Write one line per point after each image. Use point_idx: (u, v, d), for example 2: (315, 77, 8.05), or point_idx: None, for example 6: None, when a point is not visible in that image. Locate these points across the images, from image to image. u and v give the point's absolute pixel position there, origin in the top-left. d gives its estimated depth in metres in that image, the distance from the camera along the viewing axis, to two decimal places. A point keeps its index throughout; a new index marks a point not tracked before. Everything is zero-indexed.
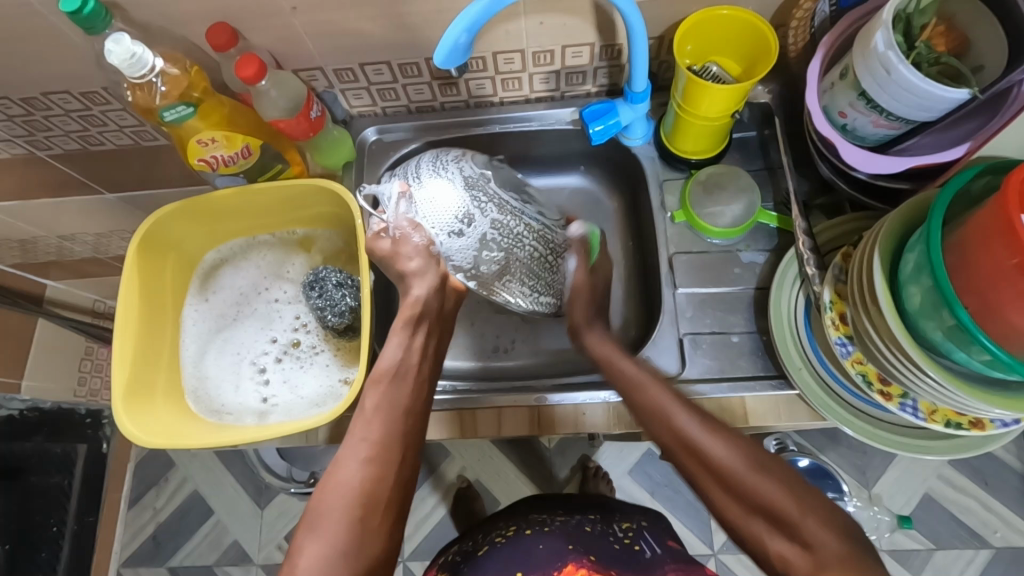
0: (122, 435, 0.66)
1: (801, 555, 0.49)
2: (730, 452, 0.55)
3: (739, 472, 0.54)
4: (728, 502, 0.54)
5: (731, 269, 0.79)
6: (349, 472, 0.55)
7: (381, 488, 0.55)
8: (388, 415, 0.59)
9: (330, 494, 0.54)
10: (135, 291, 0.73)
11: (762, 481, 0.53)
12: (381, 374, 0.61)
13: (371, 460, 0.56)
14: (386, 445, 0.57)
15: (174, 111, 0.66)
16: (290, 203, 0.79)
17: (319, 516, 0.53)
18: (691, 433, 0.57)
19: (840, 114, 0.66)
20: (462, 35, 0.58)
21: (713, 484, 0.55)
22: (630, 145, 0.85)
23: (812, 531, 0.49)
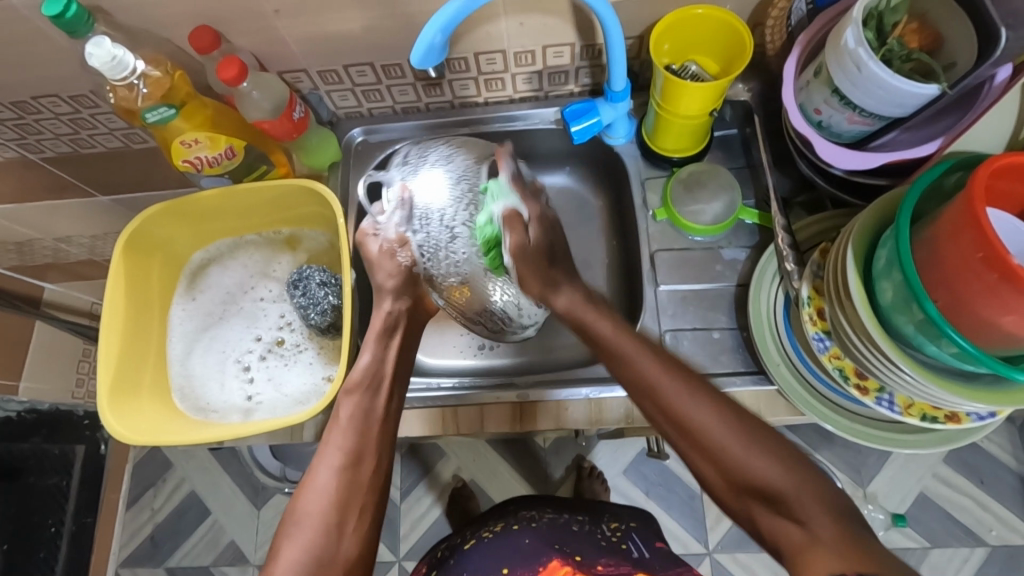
0: (106, 431, 0.67)
1: (797, 532, 0.50)
2: (717, 417, 0.55)
3: (724, 438, 0.54)
4: (723, 481, 0.54)
5: (713, 267, 0.79)
6: (324, 482, 0.57)
7: (352, 493, 0.58)
8: (359, 426, 0.60)
9: (308, 499, 0.57)
10: (120, 290, 0.74)
11: (749, 450, 0.53)
12: (356, 384, 0.62)
13: (343, 468, 0.58)
14: (359, 453, 0.59)
15: (157, 112, 0.67)
16: (275, 204, 0.80)
17: (295, 525, 0.56)
18: (665, 395, 0.57)
19: (815, 111, 0.67)
20: (436, 36, 0.59)
21: (701, 455, 0.55)
22: (613, 144, 0.85)
23: (806, 509, 0.50)
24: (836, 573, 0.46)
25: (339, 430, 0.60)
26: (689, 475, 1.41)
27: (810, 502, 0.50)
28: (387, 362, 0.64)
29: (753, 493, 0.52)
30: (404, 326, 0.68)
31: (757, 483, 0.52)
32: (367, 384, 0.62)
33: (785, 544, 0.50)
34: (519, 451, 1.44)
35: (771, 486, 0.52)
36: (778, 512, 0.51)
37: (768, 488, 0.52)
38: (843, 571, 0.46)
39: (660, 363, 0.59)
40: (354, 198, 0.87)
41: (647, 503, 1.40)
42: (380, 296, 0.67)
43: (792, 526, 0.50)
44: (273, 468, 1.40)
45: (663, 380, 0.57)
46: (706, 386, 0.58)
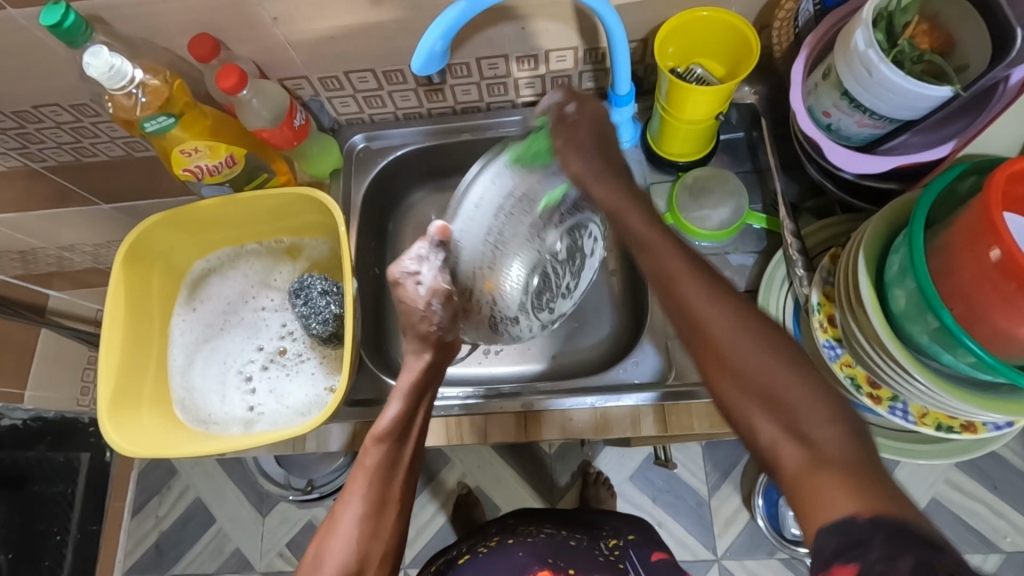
0: (105, 444, 0.66)
1: (799, 451, 0.43)
2: (738, 324, 0.49)
3: (748, 355, 0.47)
4: (730, 383, 0.47)
5: (721, 273, 0.78)
6: (346, 530, 0.56)
7: (374, 545, 0.57)
8: (385, 477, 0.59)
9: (329, 548, 0.56)
10: (121, 301, 0.73)
11: (776, 365, 0.46)
12: (385, 433, 0.60)
13: (366, 518, 0.57)
14: (382, 501, 0.58)
15: (156, 121, 0.66)
16: (276, 212, 0.79)
17: (313, 574, 0.55)
18: (686, 293, 0.50)
19: (824, 114, 0.65)
20: (438, 42, 0.58)
21: (719, 371, 0.48)
22: (619, 149, 0.82)
23: (816, 426, 0.43)
24: (852, 505, 0.39)
25: (364, 479, 0.58)
26: (696, 481, 1.40)
27: (821, 410, 0.44)
28: (416, 414, 0.62)
29: (761, 393, 0.46)
30: (432, 382, 0.65)
31: (768, 387, 0.46)
32: (395, 437, 0.60)
33: (782, 468, 0.44)
34: (524, 457, 1.43)
35: (776, 390, 0.45)
36: (773, 412, 0.45)
37: (767, 390, 0.46)
38: (857, 507, 0.39)
39: (704, 290, 0.50)
40: (356, 205, 0.86)
41: (654, 510, 1.39)
42: (420, 346, 0.63)
43: (794, 444, 0.43)
44: (278, 476, 1.38)
45: (706, 309, 0.49)
46: (733, 291, 0.51)
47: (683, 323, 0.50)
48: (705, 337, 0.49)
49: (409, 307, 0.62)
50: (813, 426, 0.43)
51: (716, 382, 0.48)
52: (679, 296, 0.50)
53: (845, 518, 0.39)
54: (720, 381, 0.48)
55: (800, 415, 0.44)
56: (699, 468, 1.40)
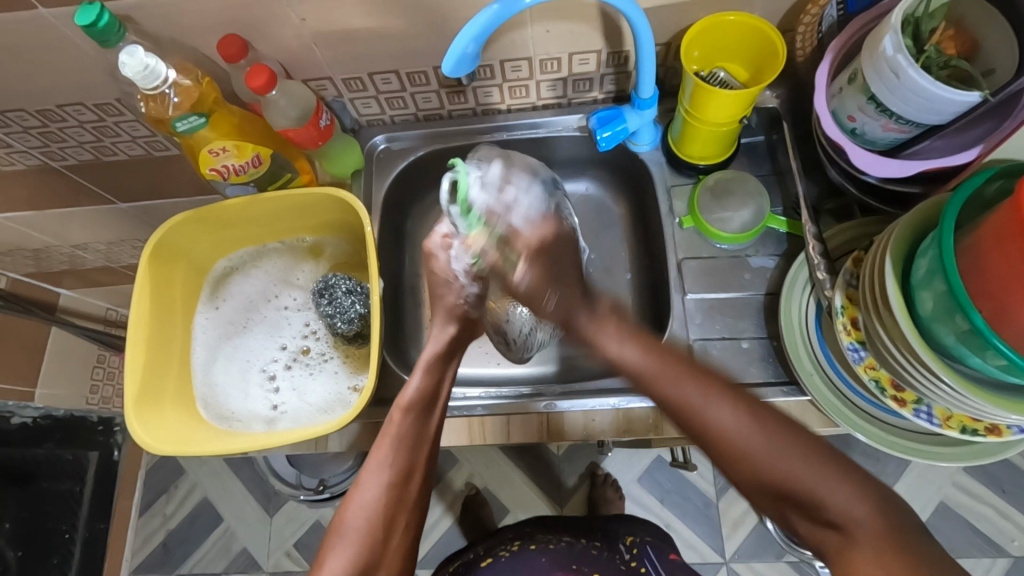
0: (132, 441, 0.66)
1: (833, 536, 0.47)
2: (742, 423, 0.50)
3: (765, 461, 0.49)
4: (750, 481, 0.50)
5: (741, 275, 0.78)
6: (370, 496, 0.56)
7: (398, 510, 0.57)
8: (411, 445, 0.58)
9: (353, 512, 0.56)
10: (147, 299, 0.73)
11: (805, 471, 0.48)
12: (411, 403, 0.60)
13: (393, 486, 0.57)
14: (407, 472, 0.58)
15: (187, 121, 0.66)
16: (300, 212, 0.79)
17: (339, 537, 0.55)
18: (692, 405, 0.51)
19: (849, 118, 0.66)
20: (469, 45, 0.58)
21: (739, 469, 0.50)
22: (637, 151, 0.85)
23: (845, 514, 0.47)
24: None
25: (388, 444, 0.58)
26: (705, 483, 1.40)
27: (845, 491, 0.47)
28: (441, 382, 0.63)
29: (790, 501, 0.49)
30: (457, 355, 0.66)
31: (793, 492, 0.48)
32: (420, 406, 0.60)
33: (822, 547, 0.48)
34: (533, 459, 1.44)
35: (811, 497, 0.48)
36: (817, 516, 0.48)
37: (797, 488, 0.48)
38: None
39: (699, 386, 0.52)
40: (376, 206, 0.87)
41: (662, 511, 1.39)
42: (445, 319, 0.67)
43: (828, 531, 0.47)
44: (289, 476, 1.38)
45: (687, 385, 0.51)
46: (733, 387, 0.52)
47: (694, 431, 0.51)
48: (718, 444, 0.51)
49: (439, 276, 0.68)
50: (840, 512, 0.47)
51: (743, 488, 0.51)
52: (693, 412, 0.51)
53: None
54: (739, 475, 0.51)
55: (829, 507, 0.47)
56: (709, 470, 1.41)
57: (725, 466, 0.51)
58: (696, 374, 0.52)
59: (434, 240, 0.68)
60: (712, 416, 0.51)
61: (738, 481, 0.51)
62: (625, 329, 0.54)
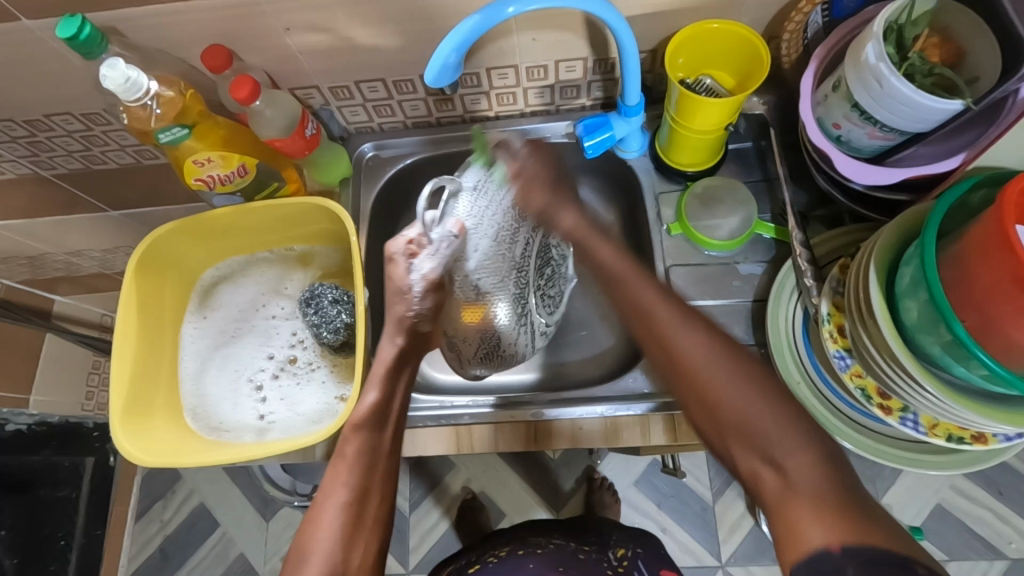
0: (119, 453, 0.66)
1: (774, 480, 0.47)
2: (711, 353, 0.52)
3: (726, 394, 0.50)
4: (705, 416, 0.51)
5: (730, 282, 0.78)
6: (328, 519, 0.55)
7: (360, 529, 0.56)
8: (368, 461, 0.58)
9: (318, 535, 0.55)
10: (134, 310, 0.73)
11: (763, 407, 0.49)
12: (363, 420, 0.59)
13: (349, 505, 0.56)
14: (369, 489, 0.57)
15: (169, 133, 0.66)
16: (287, 221, 0.79)
17: (303, 562, 0.54)
18: (670, 333, 0.53)
19: (834, 126, 0.66)
20: (451, 55, 0.58)
21: (696, 401, 0.51)
22: (625, 157, 0.84)
23: (788, 455, 0.46)
24: (825, 538, 0.42)
25: (345, 464, 0.58)
26: (701, 486, 1.40)
27: (798, 437, 0.47)
28: (395, 397, 0.63)
29: (738, 432, 0.49)
30: (412, 360, 0.66)
31: (747, 425, 0.48)
32: (373, 421, 0.60)
33: (762, 491, 0.47)
34: (528, 463, 1.44)
35: (763, 432, 0.48)
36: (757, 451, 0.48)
37: (749, 425, 0.48)
38: (831, 539, 0.42)
39: (679, 316, 0.53)
40: (365, 213, 0.87)
41: (658, 515, 1.39)
42: (394, 330, 0.64)
43: (767, 469, 0.47)
44: (284, 481, 1.38)
45: (666, 313, 0.53)
46: (704, 319, 0.54)
47: (665, 359, 0.53)
48: (683, 374, 0.52)
49: (393, 284, 0.64)
50: (783, 452, 0.47)
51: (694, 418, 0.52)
52: (676, 353, 0.52)
53: (818, 549, 0.42)
54: (698, 412, 0.51)
55: (772, 440, 0.47)
56: (705, 474, 1.41)
57: (686, 402, 0.52)
58: (682, 310, 0.54)
59: (395, 245, 0.63)
60: (684, 352, 0.52)
61: (695, 419, 0.52)
62: (616, 259, 0.58)
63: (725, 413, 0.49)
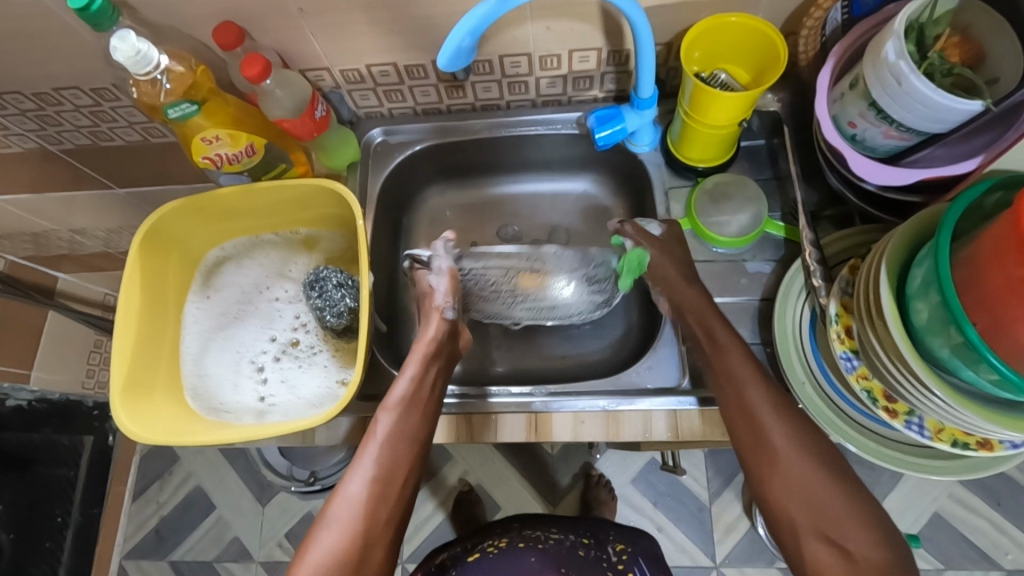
0: (118, 429, 0.66)
1: (836, 557, 0.55)
2: (792, 437, 0.60)
3: (804, 470, 0.58)
4: (781, 490, 0.59)
5: (737, 280, 0.77)
6: (356, 489, 0.63)
7: (380, 505, 0.63)
8: (398, 441, 0.65)
9: (340, 502, 0.62)
10: (137, 285, 0.72)
11: (841, 495, 0.57)
12: (396, 403, 0.67)
13: (376, 481, 0.63)
14: (393, 473, 0.64)
15: (179, 108, 0.65)
16: (293, 204, 0.78)
17: (326, 525, 0.61)
18: (760, 416, 0.61)
19: (849, 124, 0.65)
20: (465, 39, 0.57)
21: (766, 467, 0.60)
22: (636, 151, 0.84)
23: (855, 542, 0.55)
24: None
25: (373, 445, 0.65)
26: (698, 486, 1.40)
27: (863, 534, 0.55)
28: (428, 383, 0.69)
29: (814, 522, 0.57)
30: (444, 353, 0.73)
31: (825, 513, 0.56)
32: (404, 406, 0.67)
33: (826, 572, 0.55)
34: (526, 457, 1.43)
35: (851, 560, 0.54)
36: (824, 536, 0.56)
37: (827, 512, 0.56)
38: None
39: (768, 394, 0.62)
40: (372, 199, 0.86)
41: (654, 514, 1.39)
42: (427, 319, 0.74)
43: (829, 548, 0.56)
44: (282, 467, 1.39)
45: (737, 361, 0.64)
46: (782, 400, 0.62)
47: (742, 422, 0.62)
48: (757, 440, 0.61)
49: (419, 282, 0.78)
50: (850, 537, 0.55)
51: (768, 495, 0.60)
52: (759, 423, 0.61)
53: None
54: (769, 481, 0.60)
55: (836, 526, 0.56)
56: (702, 474, 1.41)
57: (760, 474, 0.60)
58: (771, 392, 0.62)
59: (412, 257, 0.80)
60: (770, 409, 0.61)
61: (763, 490, 0.60)
62: (745, 361, 0.64)
63: (833, 530, 0.56)
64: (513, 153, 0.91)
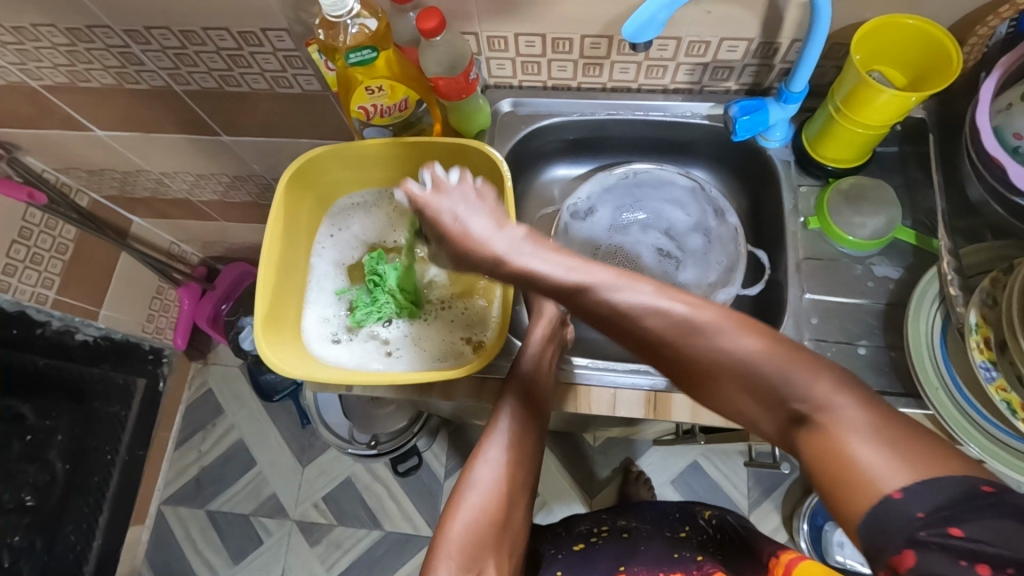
0: (261, 361, 0.67)
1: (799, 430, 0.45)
2: (616, 299, 0.53)
3: (659, 336, 0.51)
4: (664, 360, 0.52)
5: (864, 282, 0.77)
6: (494, 455, 0.67)
7: (518, 470, 0.67)
8: (526, 414, 0.70)
9: (481, 466, 0.66)
10: (281, 224, 0.74)
11: (876, 447, 0.40)
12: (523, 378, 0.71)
13: (512, 447, 0.67)
14: (524, 438, 0.69)
15: (360, 54, 0.65)
16: (433, 162, 0.79)
17: (472, 488, 0.64)
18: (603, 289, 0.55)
19: (1014, 136, 0.65)
20: (660, 10, 0.58)
21: (636, 345, 0.53)
22: (766, 147, 0.84)
23: (821, 400, 0.44)
24: (889, 478, 0.39)
25: (508, 413, 0.69)
26: (737, 494, 1.42)
27: (823, 387, 0.44)
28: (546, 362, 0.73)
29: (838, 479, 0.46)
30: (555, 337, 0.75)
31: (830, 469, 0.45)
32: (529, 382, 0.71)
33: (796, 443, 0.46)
34: (570, 448, 1.46)
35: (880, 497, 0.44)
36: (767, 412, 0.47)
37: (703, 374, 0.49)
38: (906, 473, 0.39)
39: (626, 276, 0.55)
40: None
41: None
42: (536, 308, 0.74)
43: (797, 428, 0.45)
44: (340, 428, 1.39)
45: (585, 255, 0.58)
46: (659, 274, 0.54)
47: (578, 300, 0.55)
48: (735, 362, 0.48)
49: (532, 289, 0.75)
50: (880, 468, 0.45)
51: (764, 429, 0.49)
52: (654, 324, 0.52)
53: (893, 490, 0.38)
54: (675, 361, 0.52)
55: (787, 393, 0.46)
56: (742, 482, 1.43)
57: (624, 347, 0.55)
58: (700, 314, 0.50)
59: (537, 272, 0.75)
60: (686, 312, 0.51)
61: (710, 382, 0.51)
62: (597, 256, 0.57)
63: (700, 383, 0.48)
64: (633, 137, 0.92)
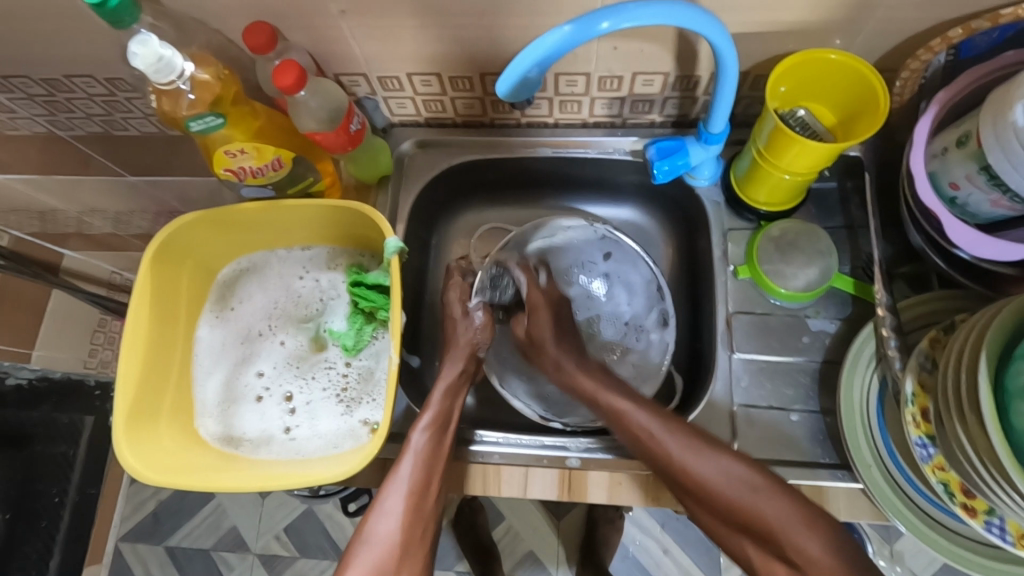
0: (121, 467, 0.60)
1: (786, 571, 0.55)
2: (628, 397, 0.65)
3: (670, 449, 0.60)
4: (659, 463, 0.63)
5: (799, 338, 0.70)
6: (391, 508, 0.61)
7: (415, 523, 0.61)
8: (429, 461, 0.63)
9: (376, 523, 0.60)
10: (147, 302, 0.66)
11: (734, 473, 0.58)
12: (430, 423, 0.65)
13: (411, 497, 0.61)
14: (427, 492, 0.62)
15: (202, 121, 0.58)
16: (324, 224, 0.72)
17: (366, 544, 0.60)
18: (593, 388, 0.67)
19: (951, 185, 0.58)
20: (531, 69, 0.49)
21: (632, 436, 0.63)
22: (695, 185, 0.76)
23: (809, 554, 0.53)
24: None
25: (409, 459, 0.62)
26: None
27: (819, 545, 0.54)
28: (453, 407, 0.67)
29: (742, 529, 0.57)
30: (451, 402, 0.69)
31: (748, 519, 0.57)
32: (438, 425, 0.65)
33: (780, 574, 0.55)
34: None
35: (759, 521, 0.56)
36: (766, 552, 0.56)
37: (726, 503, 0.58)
38: None
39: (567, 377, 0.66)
40: (402, 218, 0.79)
41: (661, 535, 1.31)
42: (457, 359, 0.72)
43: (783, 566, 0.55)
44: None
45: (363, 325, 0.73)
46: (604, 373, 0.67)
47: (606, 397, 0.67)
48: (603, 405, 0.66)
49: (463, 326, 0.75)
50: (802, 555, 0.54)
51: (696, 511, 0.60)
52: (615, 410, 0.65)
53: None
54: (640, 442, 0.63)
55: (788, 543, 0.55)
56: None
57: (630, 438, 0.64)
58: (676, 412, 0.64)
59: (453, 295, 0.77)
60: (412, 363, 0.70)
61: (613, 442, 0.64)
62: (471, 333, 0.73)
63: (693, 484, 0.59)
64: (557, 173, 0.85)
